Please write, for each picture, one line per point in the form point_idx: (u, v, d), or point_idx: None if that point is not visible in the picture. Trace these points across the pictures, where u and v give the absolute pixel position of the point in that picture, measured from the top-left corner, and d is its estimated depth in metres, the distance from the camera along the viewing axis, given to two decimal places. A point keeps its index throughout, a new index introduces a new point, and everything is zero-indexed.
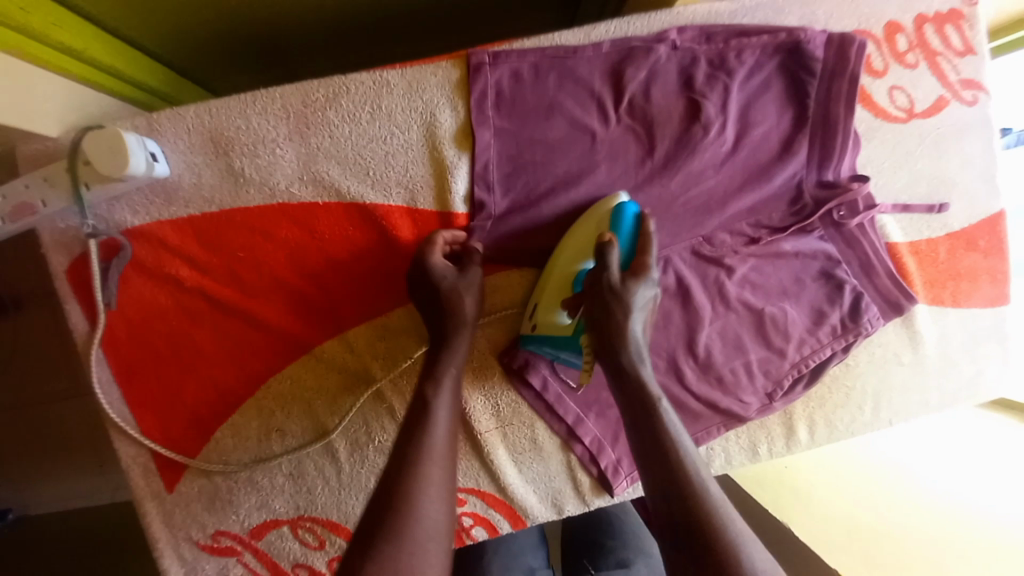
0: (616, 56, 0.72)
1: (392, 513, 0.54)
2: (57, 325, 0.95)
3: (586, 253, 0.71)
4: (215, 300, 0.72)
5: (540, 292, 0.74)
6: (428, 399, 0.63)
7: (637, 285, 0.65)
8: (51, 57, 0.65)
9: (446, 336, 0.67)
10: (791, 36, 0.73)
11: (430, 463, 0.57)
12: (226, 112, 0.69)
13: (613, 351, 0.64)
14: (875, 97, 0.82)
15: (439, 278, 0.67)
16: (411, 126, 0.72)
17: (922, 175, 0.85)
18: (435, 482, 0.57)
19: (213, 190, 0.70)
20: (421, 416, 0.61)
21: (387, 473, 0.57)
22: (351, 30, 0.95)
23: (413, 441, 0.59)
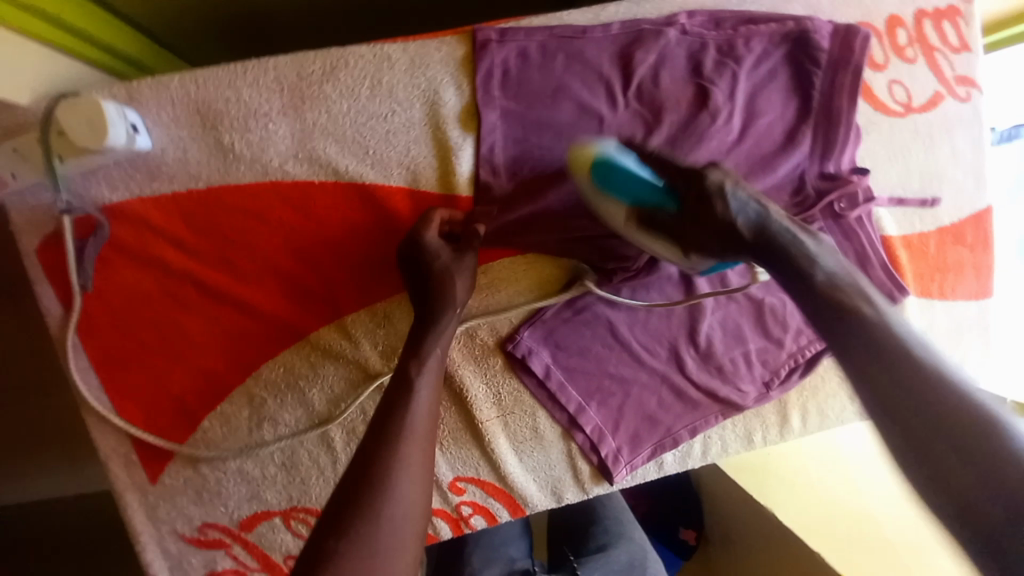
0: (625, 38, 0.71)
1: (368, 492, 0.53)
2: (22, 310, 0.88)
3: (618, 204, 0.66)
4: (202, 283, 0.68)
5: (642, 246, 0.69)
6: (410, 378, 0.61)
7: (712, 190, 0.60)
8: (26, 23, 0.60)
9: (430, 314, 0.64)
10: (798, 26, 0.73)
11: (409, 444, 0.57)
12: (214, 83, 0.64)
13: (767, 258, 0.59)
14: (875, 90, 0.83)
15: (433, 255, 0.65)
16: (413, 103, 0.69)
17: (916, 169, 0.86)
18: (412, 465, 0.57)
19: (200, 166, 0.66)
20: (401, 395, 0.60)
21: (365, 452, 0.56)
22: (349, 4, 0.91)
23: (393, 421, 0.58)
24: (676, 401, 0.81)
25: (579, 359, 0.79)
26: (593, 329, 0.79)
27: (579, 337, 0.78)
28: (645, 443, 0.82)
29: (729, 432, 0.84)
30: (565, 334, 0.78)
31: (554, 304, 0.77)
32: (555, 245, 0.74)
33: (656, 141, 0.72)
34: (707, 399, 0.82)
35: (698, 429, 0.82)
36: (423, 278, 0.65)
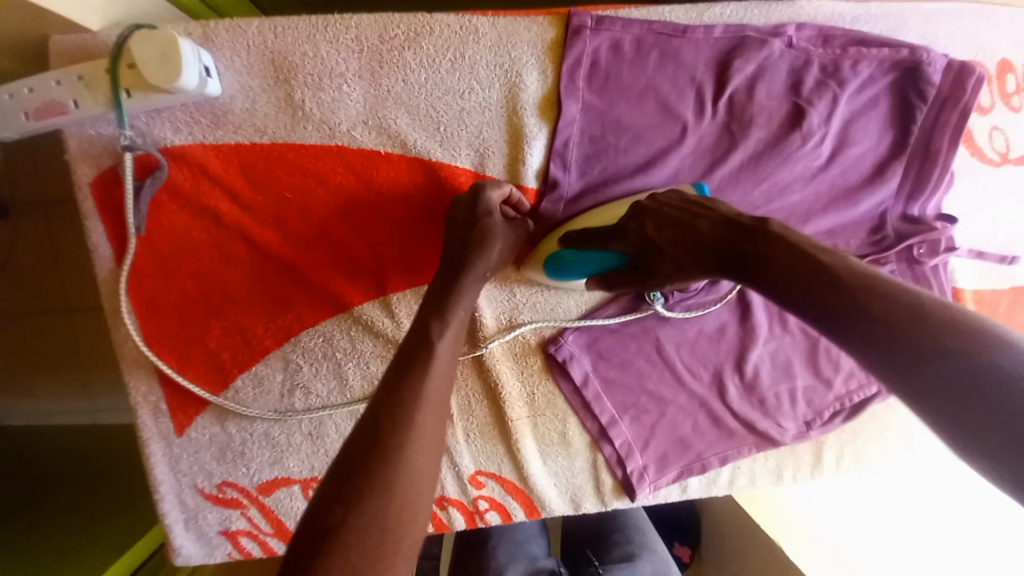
0: (725, 43, 0.66)
1: (375, 462, 0.45)
2: None
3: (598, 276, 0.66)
4: (252, 238, 0.66)
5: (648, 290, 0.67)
6: (431, 339, 0.53)
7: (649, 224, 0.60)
8: None
9: (462, 269, 0.59)
10: (913, 54, 0.68)
11: (426, 410, 0.49)
12: (293, 35, 0.61)
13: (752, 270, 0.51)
14: (976, 136, 0.78)
15: (490, 215, 0.61)
16: (493, 83, 0.65)
17: (1001, 222, 0.81)
18: (427, 435, 0.49)
19: (267, 120, 0.63)
20: (418, 356, 0.52)
21: (373, 418, 0.48)
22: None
23: (408, 386, 0.50)
24: (711, 428, 0.79)
25: (619, 371, 0.76)
26: (639, 344, 0.76)
27: (623, 349, 0.76)
28: (672, 466, 0.79)
29: (760, 465, 0.82)
30: (609, 345, 0.75)
31: (608, 316, 0.74)
32: None
33: (738, 158, 0.69)
34: (743, 430, 0.79)
35: (729, 459, 0.80)
36: (465, 235, 0.61)
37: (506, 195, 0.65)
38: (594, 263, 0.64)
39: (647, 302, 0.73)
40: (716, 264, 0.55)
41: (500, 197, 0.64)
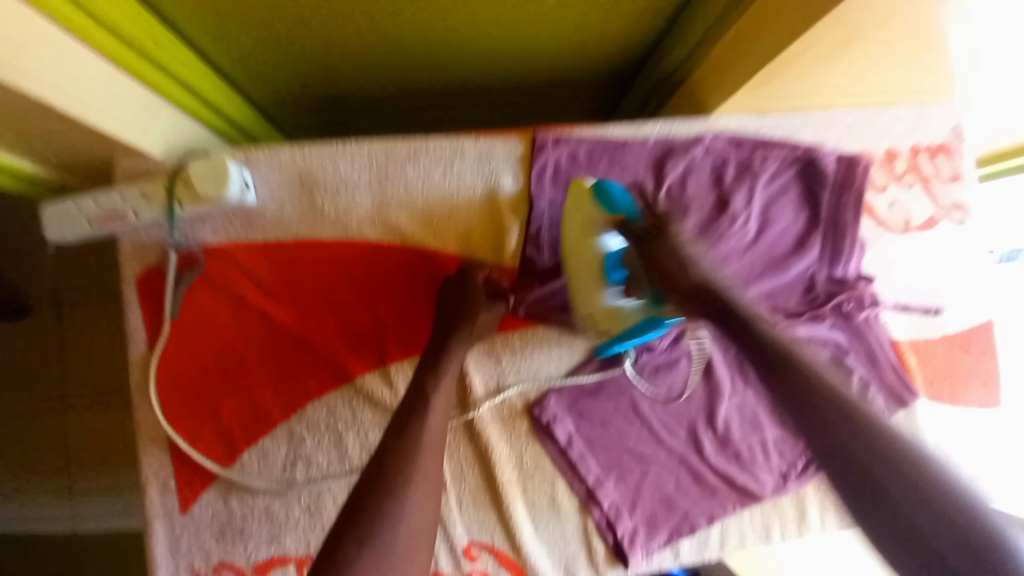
0: (657, 152, 0.84)
1: (379, 502, 0.52)
2: (107, 331, 0.99)
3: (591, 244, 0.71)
4: (270, 319, 0.76)
5: (582, 290, 0.72)
6: (426, 388, 0.63)
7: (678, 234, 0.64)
8: (167, 88, 0.74)
9: (452, 332, 0.70)
10: (806, 152, 0.86)
11: (426, 450, 0.57)
12: (316, 157, 0.77)
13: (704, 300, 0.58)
14: (877, 209, 0.94)
15: (475, 288, 0.73)
16: (475, 188, 0.80)
17: (919, 281, 0.94)
18: (429, 471, 0.56)
19: (292, 221, 0.77)
20: (416, 404, 0.62)
21: (380, 460, 0.55)
22: (423, 109, 1.06)
23: (408, 433, 0.58)
24: (694, 484, 0.83)
25: (600, 431, 0.82)
26: (616, 404, 0.83)
27: (601, 410, 0.83)
28: (661, 527, 0.82)
29: (747, 525, 0.84)
30: (589, 406, 0.82)
31: (590, 375, 0.82)
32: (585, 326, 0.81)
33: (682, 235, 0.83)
34: (725, 486, 0.83)
35: (715, 517, 0.83)
36: (454, 306, 0.72)
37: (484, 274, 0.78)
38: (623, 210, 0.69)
39: (616, 363, 0.82)
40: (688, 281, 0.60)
41: (484, 275, 0.78)
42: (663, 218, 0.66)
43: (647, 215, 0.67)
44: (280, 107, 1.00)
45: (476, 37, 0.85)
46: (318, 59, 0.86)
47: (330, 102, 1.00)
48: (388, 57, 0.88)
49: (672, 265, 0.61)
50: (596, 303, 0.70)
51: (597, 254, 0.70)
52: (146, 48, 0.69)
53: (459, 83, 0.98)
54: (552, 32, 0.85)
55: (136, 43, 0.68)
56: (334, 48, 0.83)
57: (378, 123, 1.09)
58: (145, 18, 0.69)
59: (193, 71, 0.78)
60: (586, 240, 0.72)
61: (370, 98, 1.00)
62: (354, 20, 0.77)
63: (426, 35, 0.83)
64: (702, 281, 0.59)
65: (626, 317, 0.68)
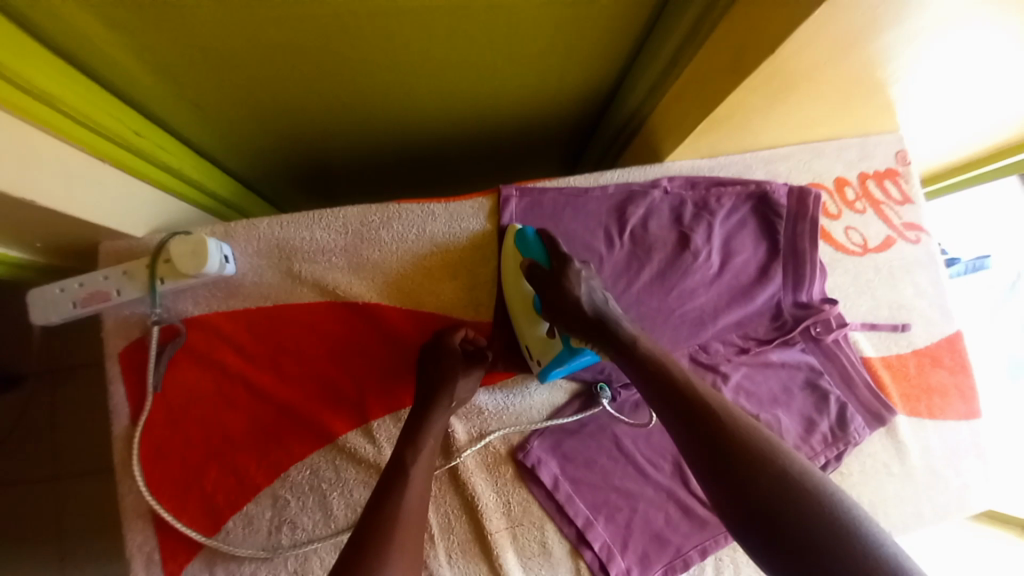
0: (619, 197, 0.88)
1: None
2: (95, 402, 1.00)
3: (521, 285, 0.80)
4: (253, 386, 0.77)
5: (518, 325, 0.81)
6: (406, 462, 0.65)
7: (576, 283, 0.71)
8: (152, 173, 0.78)
9: (432, 404, 0.72)
10: (759, 187, 0.91)
11: (403, 531, 0.58)
12: (293, 226, 0.81)
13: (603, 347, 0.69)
14: (834, 235, 0.98)
15: (452, 353, 0.75)
16: (448, 246, 0.84)
17: (883, 298, 0.98)
18: (405, 553, 0.57)
19: (271, 288, 0.80)
20: (395, 479, 0.63)
21: (358, 537, 0.56)
22: (399, 171, 1.11)
23: (388, 509, 0.59)
24: (684, 518, 0.83)
25: (586, 471, 0.83)
26: (599, 441, 0.84)
27: (585, 448, 0.83)
28: (655, 564, 0.81)
29: (741, 554, 0.84)
30: (573, 446, 0.83)
31: (569, 415, 0.83)
32: (564, 369, 0.84)
33: (648, 273, 0.86)
34: (714, 517, 0.83)
35: (708, 550, 0.82)
36: (431, 363, 0.75)
37: (462, 338, 0.79)
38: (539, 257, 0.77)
39: (595, 400, 0.84)
40: (589, 331, 0.70)
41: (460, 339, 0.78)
42: (564, 263, 0.73)
43: (553, 259, 0.74)
44: (262, 179, 1.05)
45: (443, 104, 0.91)
46: (293, 133, 0.91)
47: (311, 170, 1.05)
48: (362, 127, 0.93)
49: (569, 307, 0.70)
50: (531, 338, 0.79)
51: (526, 296, 0.79)
52: (132, 141, 0.74)
53: (435, 151, 1.06)
54: (512, 95, 0.91)
55: (123, 138, 0.72)
56: (310, 122, 0.89)
57: (357, 184, 1.14)
58: (125, 111, 0.73)
59: (173, 152, 0.82)
60: (514, 281, 0.80)
61: (347, 163, 1.05)
62: (327, 97, 0.83)
63: (395, 106, 0.89)
64: (591, 321, 0.69)
65: (553, 350, 0.77)
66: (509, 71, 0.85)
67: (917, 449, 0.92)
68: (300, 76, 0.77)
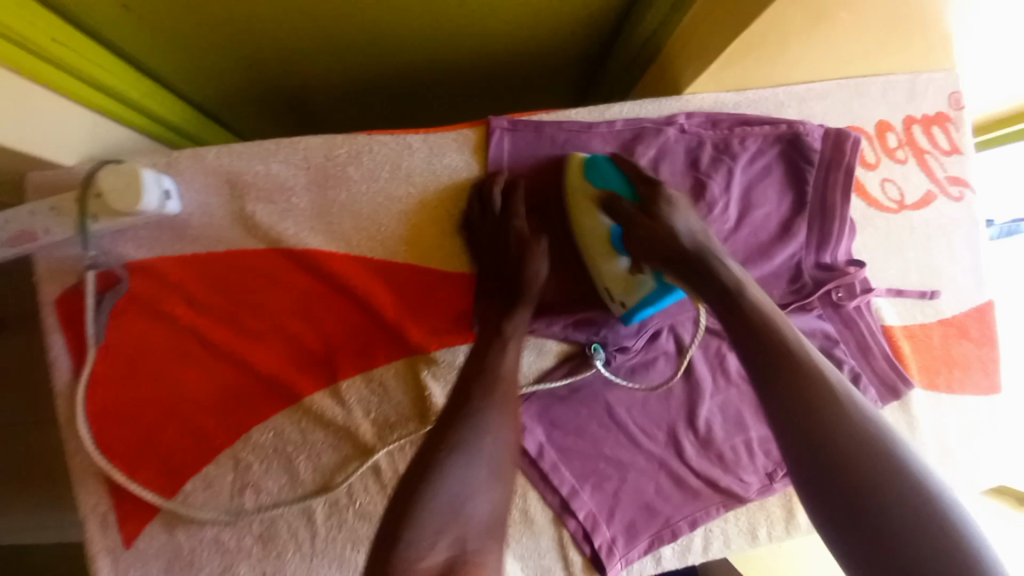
0: (627, 133, 0.77)
1: (465, 445, 0.53)
2: None
3: (599, 216, 0.70)
4: (205, 342, 0.70)
5: (593, 264, 0.71)
6: (498, 349, 0.63)
7: (671, 209, 0.63)
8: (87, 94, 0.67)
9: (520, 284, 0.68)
10: (790, 129, 0.78)
11: (498, 408, 0.57)
12: (245, 158, 0.70)
13: (701, 276, 0.58)
14: (868, 188, 0.86)
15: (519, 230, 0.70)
16: (427, 186, 0.73)
17: (914, 263, 0.87)
18: (499, 429, 0.57)
19: (221, 230, 0.70)
20: (487, 360, 0.61)
21: (456, 403, 0.57)
22: (382, 101, 0.98)
23: (481, 385, 0.59)
24: (676, 490, 0.78)
25: (574, 439, 0.77)
26: (590, 409, 0.78)
27: (574, 415, 0.77)
28: (641, 535, 0.78)
29: (732, 525, 0.80)
30: (560, 413, 0.77)
31: (558, 379, 0.76)
32: (557, 331, 0.76)
33: None
34: (707, 488, 0.79)
35: (698, 521, 0.79)
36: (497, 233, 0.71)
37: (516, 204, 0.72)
38: (615, 182, 0.69)
39: (588, 363, 0.76)
40: (682, 265, 0.60)
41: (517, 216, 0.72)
42: (655, 188, 0.65)
43: (640, 187, 0.67)
44: (222, 107, 0.92)
45: (424, 11, 0.76)
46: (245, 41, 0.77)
47: (273, 95, 0.92)
48: (328, 42, 0.80)
49: (659, 239, 0.61)
50: (610, 277, 0.70)
51: (603, 230, 0.70)
52: (42, 47, 0.60)
53: (420, 77, 0.92)
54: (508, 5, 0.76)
55: (36, 45, 0.60)
56: (267, 33, 0.76)
57: (332, 117, 1.01)
58: (35, 10, 0.60)
59: (100, 63, 0.68)
60: (586, 215, 0.71)
61: (318, 90, 0.92)
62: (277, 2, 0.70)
63: (365, 18, 0.75)
64: (687, 254, 0.60)
65: (640, 291, 0.68)
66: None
67: (929, 424, 0.86)
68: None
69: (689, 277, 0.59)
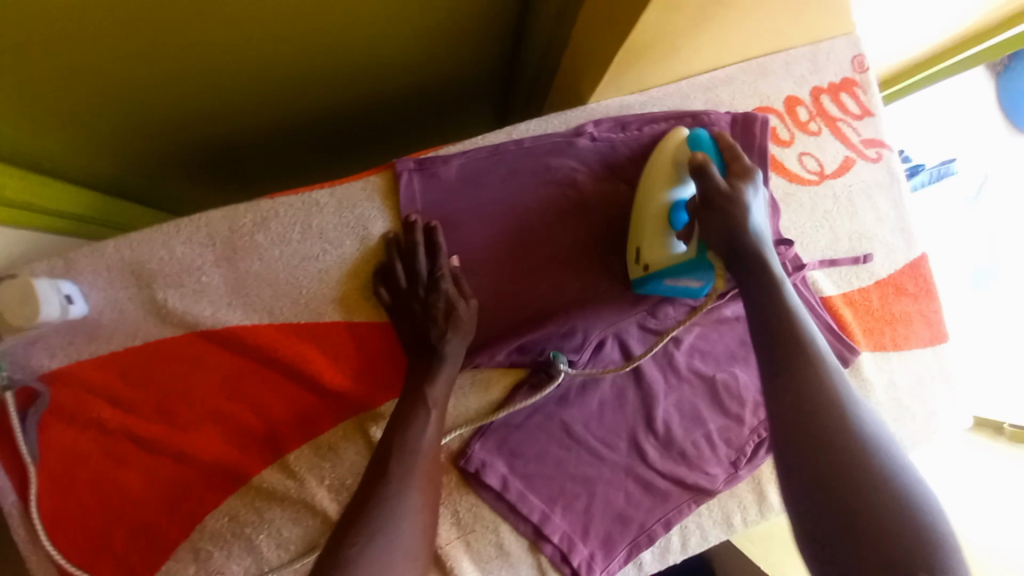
0: (538, 149, 0.77)
1: (382, 510, 0.56)
2: None
3: (677, 182, 0.68)
4: (143, 437, 0.68)
5: (641, 227, 0.70)
6: (418, 408, 0.64)
7: (744, 193, 0.59)
8: None
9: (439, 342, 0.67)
10: (697, 120, 0.79)
11: (415, 470, 0.60)
12: (147, 246, 0.67)
13: (749, 268, 0.57)
14: (786, 164, 0.87)
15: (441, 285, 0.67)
16: (343, 241, 0.71)
17: (843, 231, 0.88)
18: (417, 491, 0.60)
19: (136, 323, 0.68)
20: (405, 418, 0.63)
21: (377, 467, 0.60)
22: (300, 142, 0.97)
23: (399, 444, 0.61)
24: (645, 495, 0.79)
25: (538, 464, 0.77)
26: (548, 431, 0.78)
27: (533, 442, 0.77)
28: (619, 545, 0.78)
29: (707, 518, 0.81)
30: (519, 441, 0.77)
31: (523, 399, 0.75)
32: (503, 361, 0.76)
33: (580, 235, 0.77)
34: (675, 487, 0.80)
35: (672, 521, 0.79)
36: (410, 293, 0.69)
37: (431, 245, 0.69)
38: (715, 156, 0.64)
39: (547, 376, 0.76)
40: (733, 257, 0.58)
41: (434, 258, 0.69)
42: (749, 173, 0.61)
43: (732, 167, 0.62)
44: (142, 173, 0.91)
45: (314, 49, 0.74)
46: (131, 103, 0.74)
47: (183, 154, 0.90)
48: (227, 98, 0.79)
49: (725, 223, 0.59)
50: (650, 243, 0.69)
51: (665, 201, 0.68)
52: None
53: (328, 111, 0.90)
54: (399, 37, 0.76)
55: None
56: (160, 100, 0.75)
57: (258, 166, 1.00)
58: None
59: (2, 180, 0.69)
60: (661, 180, 0.69)
61: (230, 141, 0.90)
62: (171, 67, 0.70)
63: (263, 72, 0.75)
64: (750, 246, 0.58)
65: (670, 262, 0.66)
66: (377, 10, 0.70)
67: (882, 383, 0.88)
68: (120, 42, 0.64)
69: (732, 264, 0.58)
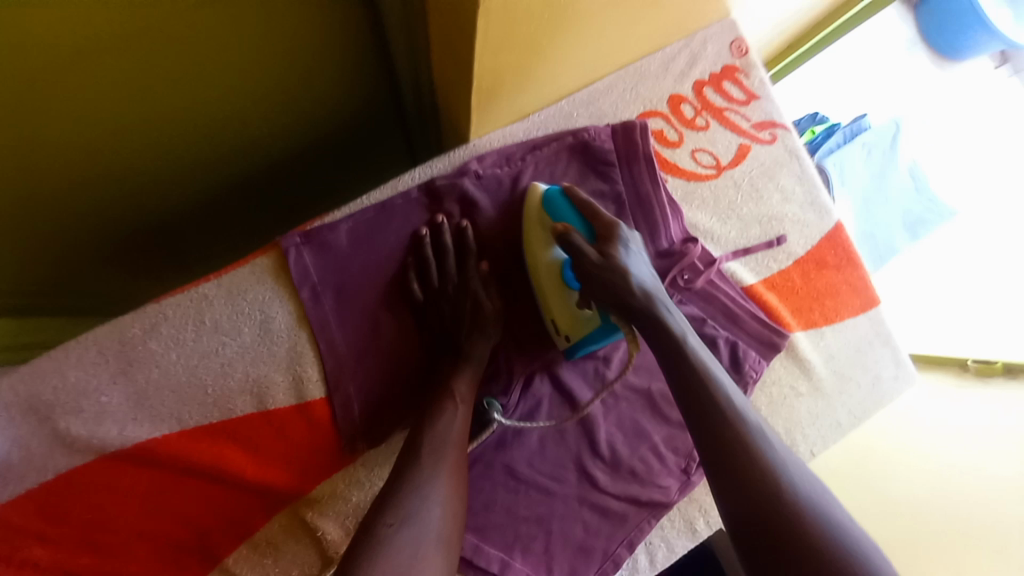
0: (426, 198, 0.76)
1: (417, 487, 0.61)
2: None
3: (552, 247, 0.73)
4: (78, 571, 0.66)
5: (542, 294, 0.74)
6: (445, 405, 0.67)
7: (616, 252, 0.67)
8: None
9: (465, 335, 0.72)
10: (576, 138, 0.80)
11: (443, 455, 0.64)
12: (41, 377, 0.66)
13: (639, 317, 0.65)
14: (680, 164, 0.87)
15: (467, 277, 0.74)
16: (241, 329, 0.70)
17: (751, 217, 0.89)
18: (445, 475, 0.63)
19: (45, 457, 0.66)
20: (437, 408, 0.67)
21: (407, 451, 0.64)
22: (208, 221, 0.96)
23: (432, 431, 0.65)
24: (602, 521, 0.78)
25: (488, 514, 0.75)
26: (491, 478, 0.76)
27: (479, 492, 0.76)
28: None
29: (670, 529, 0.81)
30: None
31: None
32: None
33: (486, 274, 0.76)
34: (632, 507, 0.79)
35: (635, 541, 0.78)
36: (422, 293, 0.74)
37: (442, 229, 0.75)
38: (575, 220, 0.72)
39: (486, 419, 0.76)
40: (625, 311, 0.66)
41: (440, 241, 0.75)
42: (610, 227, 0.69)
43: (595, 227, 0.70)
44: (49, 281, 0.92)
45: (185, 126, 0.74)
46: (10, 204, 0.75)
47: (85, 252, 0.89)
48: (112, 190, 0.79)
49: (610, 284, 0.65)
50: (558, 310, 0.73)
51: (552, 262, 0.72)
52: None
53: (223, 187, 0.89)
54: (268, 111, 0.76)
55: None
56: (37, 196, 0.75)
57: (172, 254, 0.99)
58: None
59: None
60: (540, 245, 0.73)
61: (130, 236, 0.90)
62: (31, 167, 0.71)
63: (132, 159, 0.76)
64: (634, 301, 0.65)
65: (586, 327, 0.72)
66: (232, 86, 0.71)
67: (820, 359, 0.88)
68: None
69: (626, 317, 0.66)
